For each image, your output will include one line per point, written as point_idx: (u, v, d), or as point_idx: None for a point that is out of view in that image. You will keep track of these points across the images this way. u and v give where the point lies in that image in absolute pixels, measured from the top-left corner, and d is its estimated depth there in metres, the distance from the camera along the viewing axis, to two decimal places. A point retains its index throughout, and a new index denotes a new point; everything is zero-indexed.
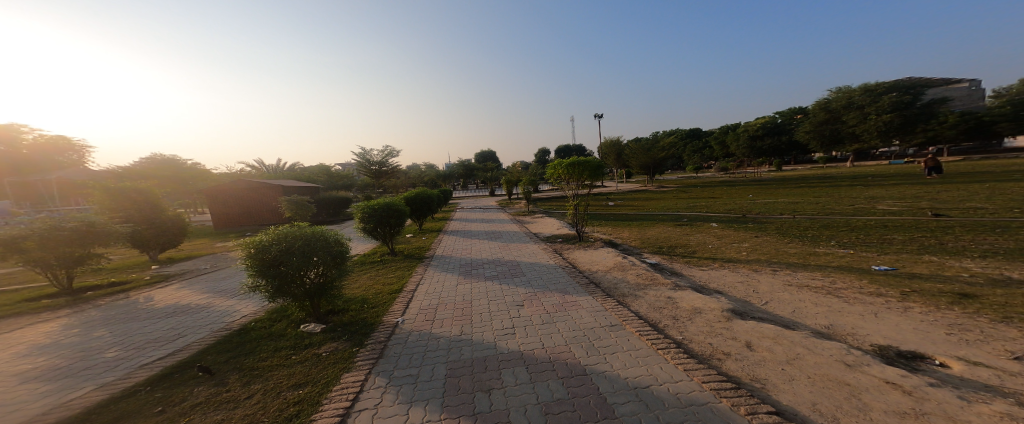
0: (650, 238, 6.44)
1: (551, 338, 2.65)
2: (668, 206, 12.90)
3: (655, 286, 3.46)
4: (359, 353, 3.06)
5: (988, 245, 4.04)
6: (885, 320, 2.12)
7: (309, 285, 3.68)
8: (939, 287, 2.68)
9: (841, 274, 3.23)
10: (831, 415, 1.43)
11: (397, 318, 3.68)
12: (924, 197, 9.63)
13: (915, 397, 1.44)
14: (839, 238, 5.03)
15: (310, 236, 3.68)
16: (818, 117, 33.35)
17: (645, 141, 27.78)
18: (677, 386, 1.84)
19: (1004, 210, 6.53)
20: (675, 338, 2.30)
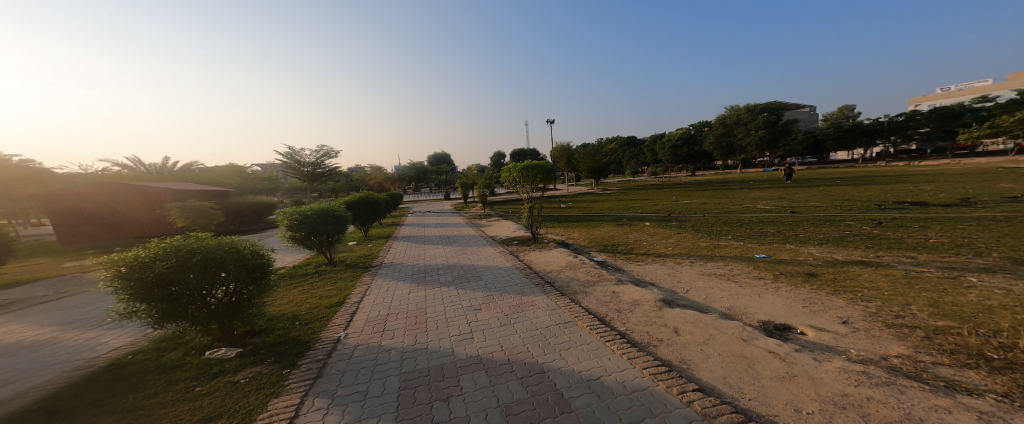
0: (596, 238, 7.04)
1: (509, 340, 2.77)
2: (608, 207, 14.24)
3: (600, 281, 3.87)
4: (291, 375, 2.72)
5: (825, 235, 5.47)
6: (767, 300, 2.76)
7: (215, 304, 3.09)
8: (796, 269, 3.58)
9: (736, 262, 4.04)
10: (738, 387, 1.84)
11: (338, 333, 3.38)
12: (787, 197, 12.44)
13: (788, 363, 1.94)
14: (735, 232, 6.24)
15: (215, 249, 3.08)
16: (717, 130, 39.90)
17: (592, 147, 30.06)
18: (623, 375, 2.13)
19: (836, 208, 8.85)
20: (619, 329, 2.63)
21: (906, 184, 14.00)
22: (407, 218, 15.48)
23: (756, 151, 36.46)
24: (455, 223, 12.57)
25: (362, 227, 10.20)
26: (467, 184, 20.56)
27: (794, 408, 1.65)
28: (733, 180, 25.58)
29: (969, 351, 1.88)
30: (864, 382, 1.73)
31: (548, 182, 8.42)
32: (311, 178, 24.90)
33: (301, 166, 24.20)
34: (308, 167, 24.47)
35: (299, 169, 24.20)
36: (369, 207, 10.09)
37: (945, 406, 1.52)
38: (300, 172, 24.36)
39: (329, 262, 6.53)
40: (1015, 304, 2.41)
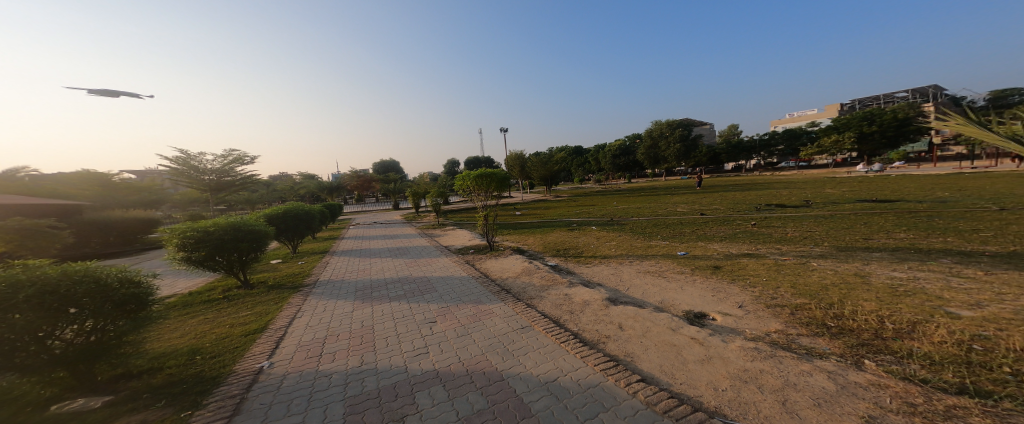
0: (547, 244, 7.35)
1: (467, 351, 2.83)
2: (558, 213, 15.12)
3: (551, 284, 4.20)
4: (196, 416, 2.23)
5: (723, 233, 6.88)
6: (687, 292, 3.41)
7: (62, 348, 2.35)
8: (706, 264, 4.40)
9: (665, 261, 4.69)
10: (670, 373, 2.24)
11: (261, 362, 2.97)
12: (700, 201, 14.90)
13: (705, 347, 2.45)
14: (661, 233, 7.28)
15: (59, 280, 2.35)
16: (646, 143, 43.64)
17: (543, 155, 30.99)
18: (578, 374, 2.36)
19: (735, 210, 10.94)
20: (572, 330, 2.93)
21: (774, 190, 17.94)
22: (345, 231, 14.28)
23: (676, 162, 42.05)
24: (403, 234, 12.05)
25: (286, 242, 9.11)
26: (418, 193, 19.46)
27: (713, 386, 2.10)
28: (654, 187, 29.48)
29: (816, 322, 2.74)
30: (756, 357, 2.31)
31: (501, 189, 8.97)
32: (213, 188, 21.02)
33: (200, 174, 20.20)
34: (208, 174, 20.51)
35: (197, 177, 20.14)
36: (299, 224, 9.05)
37: (803, 371, 2.14)
38: (198, 181, 20.28)
39: (243, 284, 5.75)
40: (838, 284, 3.53)
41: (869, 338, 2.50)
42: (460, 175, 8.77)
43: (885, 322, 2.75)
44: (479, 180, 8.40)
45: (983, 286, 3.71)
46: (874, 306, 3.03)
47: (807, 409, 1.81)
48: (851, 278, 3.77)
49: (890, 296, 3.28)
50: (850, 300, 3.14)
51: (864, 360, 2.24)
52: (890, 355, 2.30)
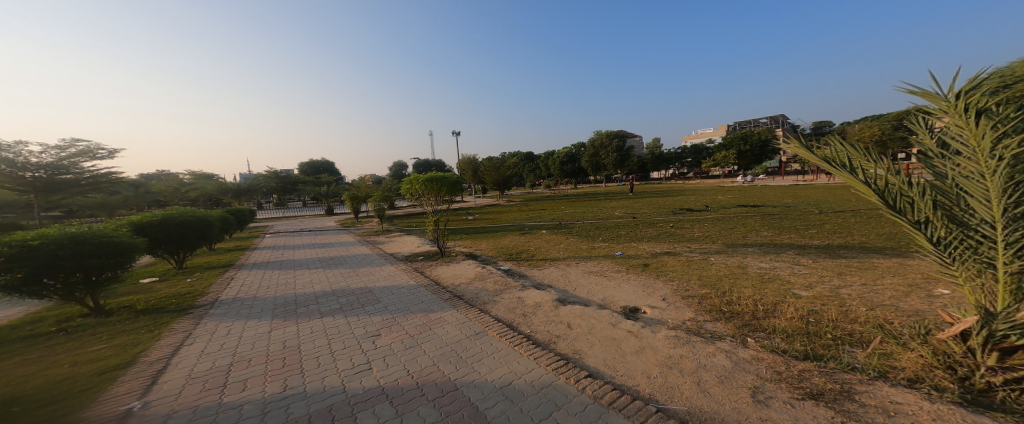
0: (501, 247, 8.63)
1: (415, 364, 2.84)
2: (512, 218, 15.97)
3: (505, 288, 5.03)
4: None
5: (652, 232, 9.07)
6: (624, 290, 4.76)
7: None
8: (637, 261, 6.24)
9: (606, 261, 6.43)
10: (612, 365, 2.78)
11: (130, 402, 2.34)
12: (630, 205, 17.31)
13: (636, 339, 3.21)
14: (603, 235, 9.20)
15: None
16: (589, 151, 48.16)
17: (498, 160, 32.05)
18: (532, 376, 2.59)
19: (658, 213, 13.17)
20: (526, 333, 3.45)
21: (683, 195, 21.46)
22: (256, 243, 12.44)
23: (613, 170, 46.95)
24: (330, 246, 11.18)
25: (161, 256, 7.74)
26: (357, 197, 18.37)
27: (646, 372, 2.69)
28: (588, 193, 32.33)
29: (713, 307, 4.05)
30: (676, 346, 3.09)
31: (455, 192, 9.19)
32: (42, 189, 15.81)
33: (19, 170, 14.96)
34: (35, 170, 15.41)
35: (14, 175, 14.86)
36: (184, 237, 7.80)
37: (708, 352, 3.02)
38: (13, 179, 14.90)
39: (91, 312, 4.65)
40: (719, 277, 5.11)
41: (749, 319, 3.66)
42: (408, 178, 8.85)
43: (759, 305, 4.01)
44: (427, 183, 8.63)
45: (811, 271, 5.23)
46: (748, 292, 4.43)
47: (713, 386, 2.51)
48: (736, 270, 5.41)
49: (759, 283, 4.78)
50: (733, 290, 4.53)
51: (748, 338, 3.27)
52: (763, 331, 3.38)
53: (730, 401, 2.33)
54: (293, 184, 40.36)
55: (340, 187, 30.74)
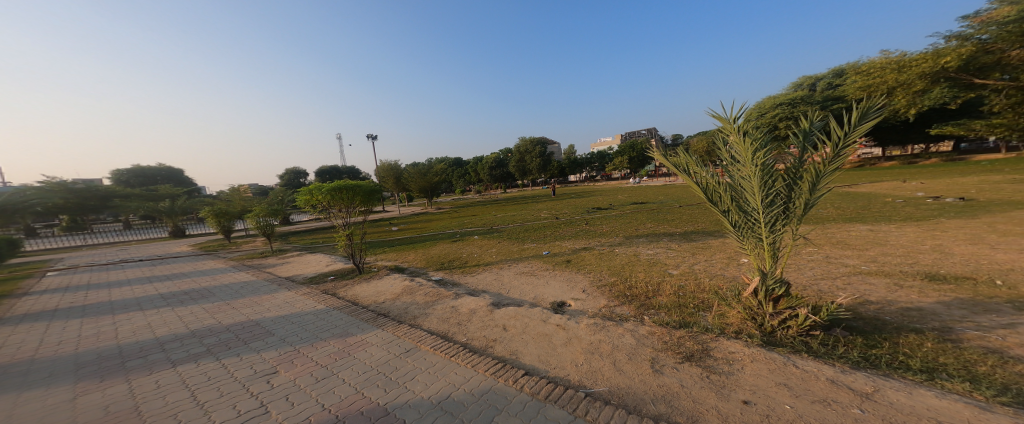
0: (430, 257, 8.18)
1: (332, 396, 2.52)
2: (441, 226, 15.41)
3: (439, 298, 4.83)
4: None
5: (572, 230, 9.89)
6: (551, 287, 5.12)
7: None
8: (561, 259, 6.75)
9: (535, 261, 6.78)
10: (545, 360, 2.97)
11: None
12: (550, 207, 18.56)
13: (563, 331, 3.51)
14: (531, 236, 9.64)
15: None
16: (515, 157, 50.49)
17: (422, 165, 30.67)
18: (471, 384, 2.57)
19: (575, 213, 14.42)
20: (463, 341, 3.40)
21: (590, 196, 24.07)
22: (30, 290, 8.50)
23: (537, 173, 49.93)
24: (176, 278, 8.68)
25: None
26: (222, 212, 15.13)
27: (574, 360, 2.97)
28: (506, 198, 33.39)
29: (622, 293, 4.68)
30: (596, 331, 3.49)
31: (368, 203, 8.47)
32: None
33: None
34: None
35: None
36: None
37: (620, 331, 3.51)
38: None
39: None
40: (629, 266, 5.89)
41: (649, 301, 4.36)
42: (306, 188, 7.66)
43: (656, 287, 4.81)
44: (335, 195, 7.64)
45: (682, 253, 6.54)
46: (643, 276, 5.31)
47: (626, 360, 2.94)
48: (637, 258, 6.36)
49: (651, 268, 5.72)
50: (638, 277, 5.30)
51: (647, 316, 3.91)
52: (658, 310, 4.08)
53: (635, 374, 2.72)
54: (105, 199, 29.53)
55: (191, 200, 24.60)
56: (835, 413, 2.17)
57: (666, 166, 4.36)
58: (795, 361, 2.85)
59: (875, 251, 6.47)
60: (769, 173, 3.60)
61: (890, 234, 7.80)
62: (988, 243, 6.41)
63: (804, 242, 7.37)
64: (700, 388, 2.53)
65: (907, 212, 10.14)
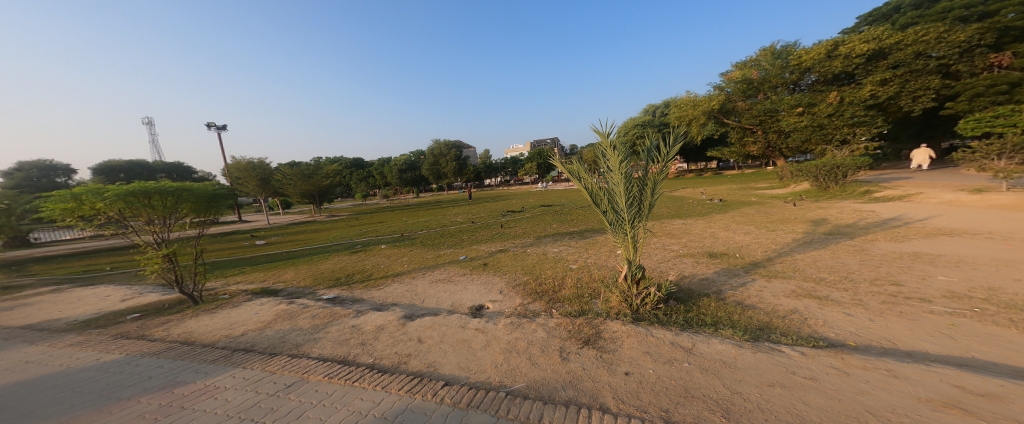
0: (322, 273, 7.19)
1: None
2: (336, 235, 13.71)
3: (335, 319, 4.28)
4: None
5: (487, 234, 10.06)
6: (467, 291, 5.10)
7: None
8: (478, 262, 6.79)
9: (451, 267, 6.64)
10: (464, 366, 2.93)
11: None
12: (467, 211, 18.45)
13: (480, 334, 3.53)
14: (447, 242, 9.42)
15: None
16: (429, 159, 48.95)
17: (304, 166, 26.51)
18: (381, 407, 2.35)
19: (491, 216, 14.76)
20: (369, 362, 3.08)
21: (504, 200, 24.85)
22: None
23: (453, 178, 48.69)
24: None
25: None
26: None
27: (494, 361, 3.00)
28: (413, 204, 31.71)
29: (533, 290, 4.98)
30: (511, 330, 3.62)
31: (206, 213, 6.88)
32: None
33: None
34: None
35: None
36: None
37: (531, 327, 3.71)
38: None
39: None
40: (542, 264, 6.30)
41: (557, 295, 4.75)
42: (76, 192, 5.33)
43: (562, 282, 5.28)
44: (143, 202, 5.77)
45: (583, 249, 7.34)
46: (550, 272, 5.76)
47: (540, 353, 3.13)
48: (544, 256, 6.84)
49: (557, 264, 6.26)
50: (546, 274, 5.72)
51: (553, 309, 4.27)
52: (563, 302, 4.49)
53: (548, 365, 2.93)
54: None
55: None
56: (698, 371, 2.76)
57: (562, 171, 4.98)
58: (666, 332, 3.52)
59: (715, 238, 8.51)
60: (630, 182, 4.43)
61: (690, 224, 10.62)
62: (769, 229, 9.19)
63: (670, 235, 9.17)
64: (598, 369, 2.87)
65: (700, 209, 13.93)
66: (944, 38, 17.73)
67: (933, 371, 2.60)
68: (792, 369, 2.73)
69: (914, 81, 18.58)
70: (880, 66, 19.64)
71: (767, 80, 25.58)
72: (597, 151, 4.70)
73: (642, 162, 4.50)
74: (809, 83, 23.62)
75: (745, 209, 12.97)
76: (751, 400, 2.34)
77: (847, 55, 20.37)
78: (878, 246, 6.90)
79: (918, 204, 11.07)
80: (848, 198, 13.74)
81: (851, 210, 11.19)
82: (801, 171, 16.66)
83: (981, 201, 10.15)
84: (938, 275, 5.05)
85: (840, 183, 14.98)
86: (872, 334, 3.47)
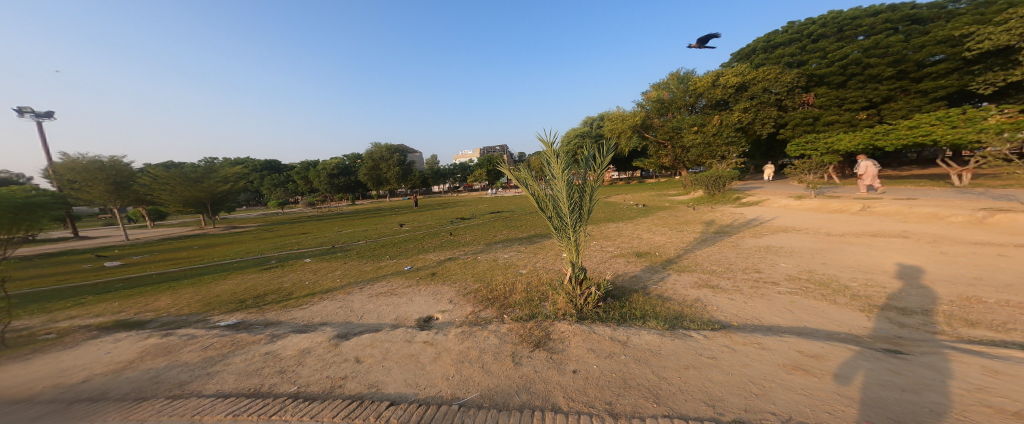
0: (221, 295, 6.30)
1: None
2: (240, 250, 12.08)
3: (240, 347, 3.76)
4: None
5: (435, 242, 9.75)
6: (411, 303, 4.85)
7: None
8: (425, 272, 6.53)
9: (395, 278, 6.28)
10: (410, 382, 2.77)
11: None
12: (415, 219, 17.73)
13: (426, 348, 3.36)
14: (389, 252, 8.92)
15: None
16: (367, 164, 46.28)
17: (191, 168, 22.32)
18: None
19: (439, 224, 14.37)
20: (293, 391, 2.75)
21: (452, 207, 24.29)
22: None
23: (396, 184, 46.74)
24: None
25: None
26: None
27: (443, 374, 2.88)
28: (345, 212, 29.42)
29: (482, 297, 4.92)
30: (461, 339, 3.52)
31: (10, 229, 5.19)
32: None
33: None
34: None
35: None
36: None
37: (478, 334, 3.65)
38: None
39: None
40: (491, 271, 6.26)
41: (505, 300, 4.76)
42: None
43: (510, 287, 5.30)
44: None
45: (531, 254, 7.49)
46: (500, 279, 5.75)
47: (491, 360, 3.09)
48: (492, 263, 6.83)
49: (505, 270, 6.29)
50: (493, 280, 5.70)
51: (503, 315, 4.26)
52: (512, 307, 4.50)
53: (501, 371, 2.90)
54: None
55: None
56: (639, 362, 2.95)
57: (511, 178, 5.04)
58: (608, 328, 3.74)
59: (650, 239, 9.26)
60: (572, 189, 4.64)
61: (621, 227, 11.53)
62: (690, 230, 10.33)
63: (609, 238, 9.79)
64: (549, 370, 2.91)
65: (629, 213, 15.20)
66: (778, 79, 22.65)
67: (785, 341, 3.28)
68: (716, 353, 3.06)
69: (761, 111, 23.31)
70: (740, 99, 24.10)
71: (674, 102, 28.08)
72: (542, 159, 4.83)
73: (582, 170, 4.76)
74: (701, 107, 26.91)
75: (663, 212, 14.48)
76: (675, 383, 2.58)
77: (724, 85, 24.22)
78: (745, 241, 8.37)
79: (767, 208, 13.78)
80: (726, 203, 16.27)
81: (729, 212, 13.35)
82: (697, 182, 19.03)
83: (802, 206, 13.00)
84: (781, 263, 6.35)
85: (722, 191, 17.49)
86: (774, 319, 4.04)
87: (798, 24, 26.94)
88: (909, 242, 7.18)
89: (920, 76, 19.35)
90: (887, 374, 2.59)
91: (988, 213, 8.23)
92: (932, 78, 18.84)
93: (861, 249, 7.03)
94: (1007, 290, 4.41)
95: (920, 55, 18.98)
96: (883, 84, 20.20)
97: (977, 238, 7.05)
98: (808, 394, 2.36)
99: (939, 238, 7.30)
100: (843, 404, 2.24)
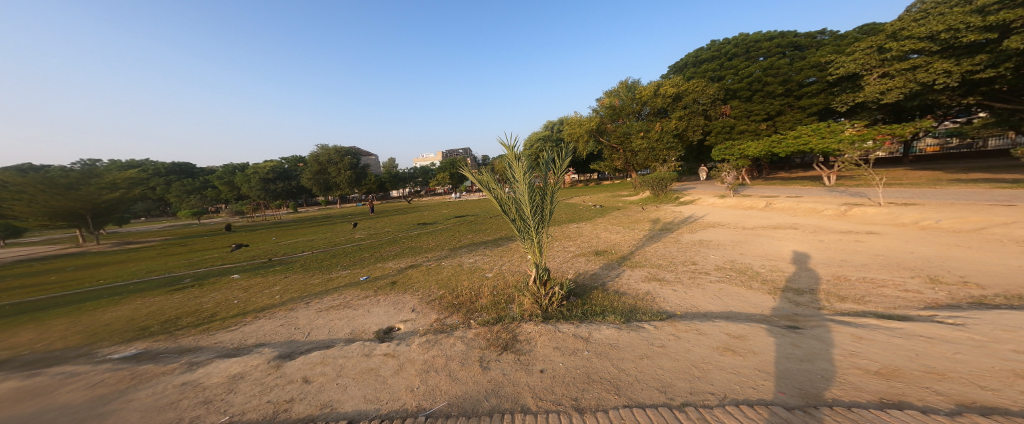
0: (117, 323, 5.47)
1: None
2: (149, 269, 10.63)
3: (146, 381, 3.31)
4: None
5: (393, 250, 9.40)
6: (369, 315, 4.63)
7: None
8: (384, 282, 6.23)
9: (349, 290, 5.93)
10: (367, 397, 2.63)
11: None
12: (374, 226, 16.94)
13: (383, 360, 3.22)
14: (340, 263, 8.44)
15: None
16: (313, 168, 43.60)
17: (58, 173, 18.82)
18: None
19: (395, 230, 13.85)
20: (224, 421, 2.48)
21: (411, 213, 23.49)
22: None
23: (347, 189, 44.22)
24: None
25: None
26: None
27: (403, 386, 2.76)
28: (284, 221, 27.25)
29: (448, 303, 4.82)
30: (423, 348, 3.42)
31: None
32: None
33: None
34: None
35: None
36: None
37: (437, 342, 3.56)
38: None
39: None
40: (452, 277, 6.13)
41: (468, 305, 4.70)
42: None
43: (476, 292, 5.24)
44: None
45: (491, 258, 7.47)
46: (465, 284, 5.67)
47: (454, 366, 3.03)
48: (453, 268, 6.72)
49: (468, 275, 6.21)
50: (454, 286, 5.60)
51: (468, 320, 4.20)
52: (476, 312, 4.46)
53: (467, 377, 2.83)
54: None
55: None
56: (595, 356, 3.05)
57: (473, 182, 5.04)
58: (569, 325, 3.83)
59: (609, 238, 9.65)
60: (534, 192, 4.70)
61: (581, 227, 11.89)
62: (639, 227, 10.93)
63: (569, 238, 10.06)
64: (513, 371, 2.91)
65: (587, 214, 15.70)
66: (705, 91, 25.11)
67: (716, 325, 3.56)
68: (667, 341, 3.26)
69: (693, 118, 25.47)
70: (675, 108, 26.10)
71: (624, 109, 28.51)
72: (504, 163, 4.87)
73: (542, 173, 4.86)
74: (647, 114, 27.97)
75: (617, 212, 15.13)
76: (631, 373, 2.70)
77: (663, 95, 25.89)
78: (685, 236, 9.03)
79: (702, 205, 15.02)
80: (668, 202, 17.42)
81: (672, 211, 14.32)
82: (644, 183, 20.16)
83: (725, 203, 14.28)
84: (710, 255, 6.93)
85: (665, 191, 18.78)
86: (715, 306, 4.39)
87: (718, 43, 29.86)
88: (801, 231, 8.26)
89: (800, 95, 23.03)
90: (792, 347, 2.93)
91: (848, 206, 9.78)
92: (808, 97, 22.65)
93: (782, 237, 7.90)
94: (866, 269, 5.26)
95: (800, 77, 22.65)
96: (777, 99, 23.59)
97: (844, 227, 8.34)
98: (737, 372, 2.58)
99: (819, 227, 8.51)
100: (763, 378, 2.48)
